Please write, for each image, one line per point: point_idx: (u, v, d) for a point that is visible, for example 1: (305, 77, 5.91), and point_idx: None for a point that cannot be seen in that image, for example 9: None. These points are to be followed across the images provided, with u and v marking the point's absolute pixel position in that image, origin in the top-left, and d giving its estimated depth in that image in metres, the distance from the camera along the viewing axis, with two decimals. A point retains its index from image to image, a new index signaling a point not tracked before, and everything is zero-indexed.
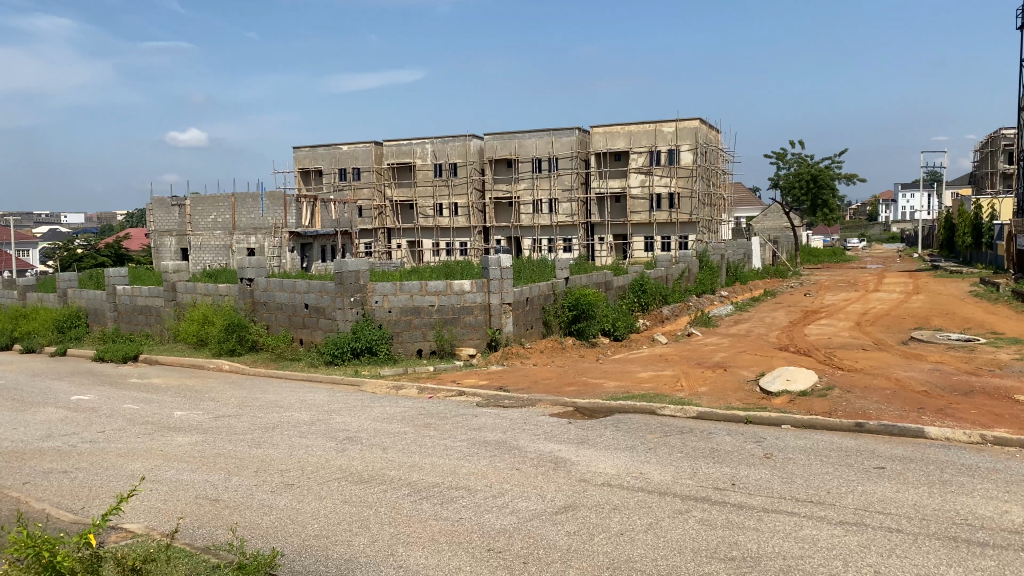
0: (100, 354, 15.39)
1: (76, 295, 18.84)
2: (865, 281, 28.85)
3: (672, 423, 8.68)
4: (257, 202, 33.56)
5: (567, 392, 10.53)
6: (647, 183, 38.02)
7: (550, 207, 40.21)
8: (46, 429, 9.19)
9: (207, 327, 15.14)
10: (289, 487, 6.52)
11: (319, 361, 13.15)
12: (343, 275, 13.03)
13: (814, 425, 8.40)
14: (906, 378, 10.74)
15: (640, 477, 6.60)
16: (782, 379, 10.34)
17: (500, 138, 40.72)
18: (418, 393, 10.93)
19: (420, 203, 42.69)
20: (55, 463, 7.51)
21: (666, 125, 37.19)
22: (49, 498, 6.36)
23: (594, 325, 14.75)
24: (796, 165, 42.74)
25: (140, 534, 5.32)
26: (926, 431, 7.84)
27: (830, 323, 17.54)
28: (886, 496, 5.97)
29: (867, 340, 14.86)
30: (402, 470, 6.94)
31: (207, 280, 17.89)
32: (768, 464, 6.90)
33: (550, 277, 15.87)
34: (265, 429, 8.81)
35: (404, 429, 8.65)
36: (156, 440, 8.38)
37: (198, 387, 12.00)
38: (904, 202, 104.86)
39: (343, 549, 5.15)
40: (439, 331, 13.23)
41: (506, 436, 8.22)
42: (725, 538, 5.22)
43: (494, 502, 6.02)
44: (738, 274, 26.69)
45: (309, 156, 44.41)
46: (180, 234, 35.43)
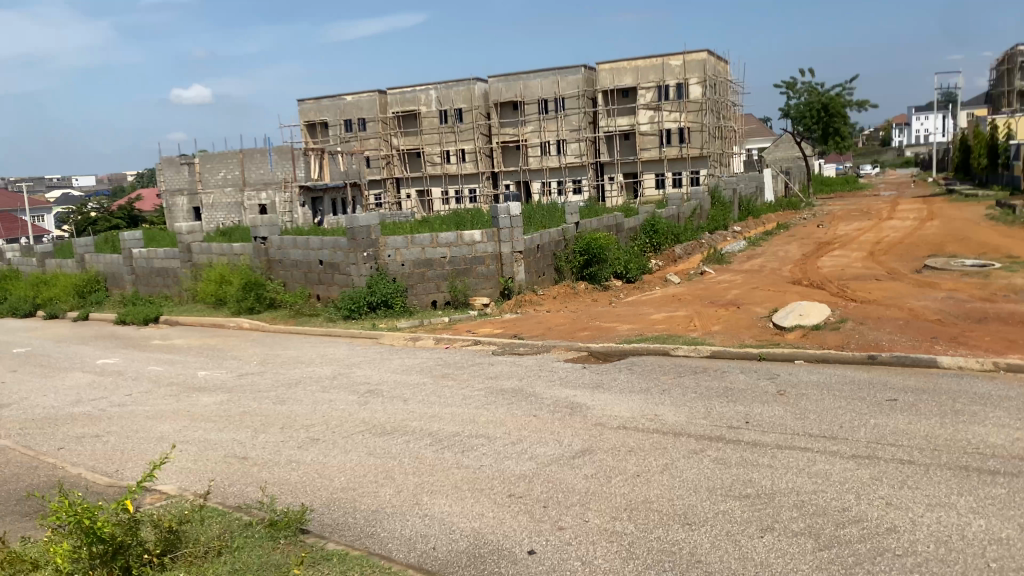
0: (121, 318, 15.65)
1: (94, 259, 19.05)
2: (879, 209, 28.60)
3: (686, 364, 8.80)
4: (265, 157, 33.50)
5: (582, 336, 10.65)
6: (656, 119, 37.54)
7: (559, 148, 39.89)
8: (75, 394, 9.44)
9: (224, 286, 15.32)
10: (315, 442, 6.71)
11: (337, 316, 13.31)
12: (354, 230, 13.10)
13: (827, 359, 8.48)
14: (920, 308, 10.77)
15: (655, 419, 6.73)
16: (795, 314, 10.40)
17: (505, 80, 40.21)
18: (435, 344, 11.10)
19: (428, 151, 42.45)
20: (87, 428, 7.75)
21: (673, 59, 36.54)
22: (84, 463, 6.59)
23: (606, 268, 14.83)
24: (807, 93, 41.99)
25: (173, 495, 5.52)
26: (939, 361, 7.90)
27: (843, 254, 17.50)
28: (898, 428, 6.07)
29: (881, 270, 14.85)
30: (422, 421, 7.12)
31: (221, 239, 18.02)
32: (782, 401, 7.01)
33: (560, 221, 15.86)
34: (287, 386, 9.01)
35: (422, 380, 8.82)
36: (182, 401, 8.61)
37: (220, 346, 12.23)
38: (919, 125, 102.99)
39: (370, 501, 5.33)
40: (453, 282, 13.33)
41: (523, 383, 8.37)
42: (739, 476, 5.35)
43: (514, 449, 6.18)
44: (751, 208, 26.53)
45: (314, 109, 44.12)
46: (191, 193, 35.53)
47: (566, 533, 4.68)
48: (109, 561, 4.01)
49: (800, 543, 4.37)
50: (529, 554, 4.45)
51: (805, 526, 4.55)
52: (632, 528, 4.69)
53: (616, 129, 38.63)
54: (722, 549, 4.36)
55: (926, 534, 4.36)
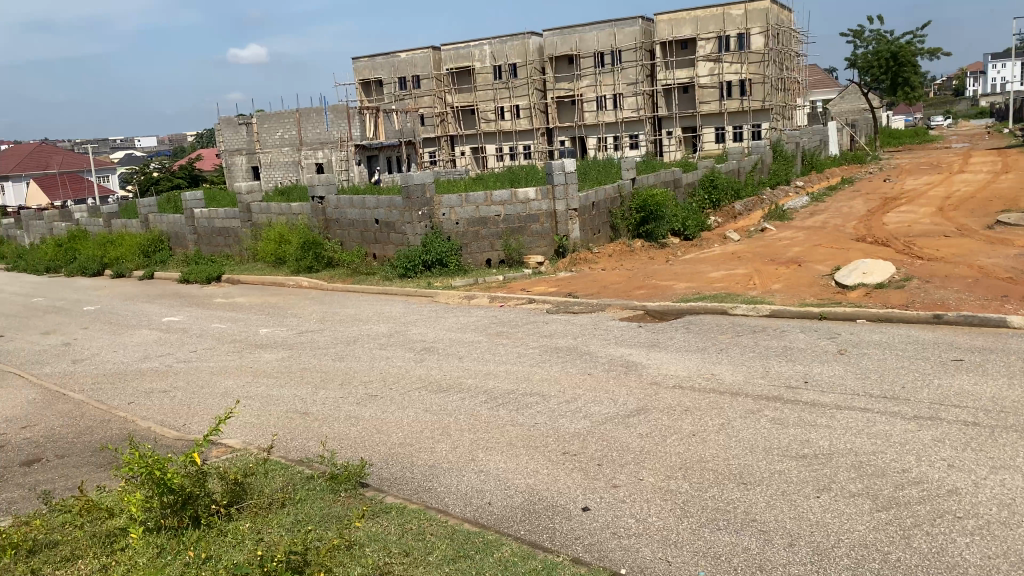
0: (185, 276, 16.08)
1: (158, 219, 19.54)
2: (949, 162, 27.53)
3: (744, 323, 8.68)
4: (321, 116, 33.76)
5: (638, 295, 10.58)
6: (716, 71, 36.58)
7: (615, 103, 39.26)
8: (144, 350, 9.80)
9: (284, 246, 15.60)
10: (373, 398, 6.84)
11: (393, 275, 13.45)
12: (409, 189, 13.16)
13: (891, 318, 8.27)
14: (990, 265, 10.39)
15: (712, 378, 6.67)
16: (858, 272, 10.14)
17: (559, 34, 39.59)
18: (490, 302, 11.16)
19: (482, 107, 42.22)
20: (155, 383, 8.04)
21: (734, 8, 35.42)
22: (153, 416, 6.85)
23: (663, 226, 14.65)
24: (874, 42, 40.35)
25: (238, 449, 5.72)
26: (1009, 321, 7.63)
27: (910, 210, 16.94)
28: (963, 389, 5.91)
29: (949, 227, 14.34)
30: (478, 379, 7.19)
31: (279, 198, 18.30)
32: (842, 361, 6.88)
33: (616, 178, 15.66)
34: (346, 343, 9.19)
35: (477, 338, 8.91)
36: (245, 357, 8.87)
37: (280, 304, 12.50)
38: (994, 73, 98.33)
39: (426, 457, 5.43)
40: (507, 241, 13.32)
41: (577, 341, 8.39)
42: (797, 436, 5.29)
43: (569, 407, 6.21)
44: (813, 162, 25.81)
45: (368, 67, 44.16)
46: (250, 153, 36.07)
47: (619, 491, 4.70)
48: (179, 510, 4.22)
49: (857, 503, 4.32)
50: (583, 511, 4.49)
51: (863, 487, 4.49)
52: (686, 487, 4.68)
53: (673, 82, 37.81)
54: (778, 508, 4.33)
55: (989, 497, 4.26)
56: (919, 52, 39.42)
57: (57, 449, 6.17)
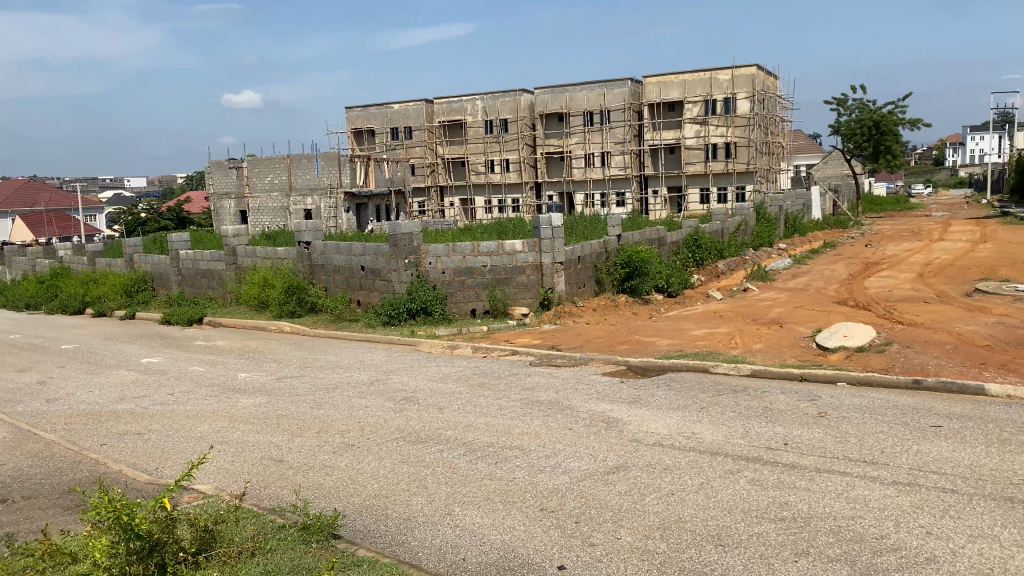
0: (167, 317, 15.97)
1: (142, 260, 19.46)
2: (929, 230, 27.99)
3: (725, 382, 8.69)
4: (312, 162, 34.01)
5: (621, 350, 10.59)
6: (702, 133, 37.25)
7: (603, 161, 39.80)
8: (120, 391, 9.66)
9: (267, 289, 15.54)
10: (350, 448, 6.76)
11: (377, 322, 13.41)
12: (396, 237, 13.21)
13: (870, 382, 8.31)
14: (969, 333, 10.50)
15: (692, 437, 6.65)
16: (839, 335, 10.21)
17: (550, 91, 40.31)
18: (473, 353, 11.13)
19: (472, 160, 42.67)
20: (129, 425, 7.91)
21: (721, 73, 36.25)
22: (125, 460, 6.72)
23: (647, 282, 14.74)
24: (857, 110, 41.30)
25: (210, 495, 5.62)
26: (987, 389, 7.69)
27: (891, 275, 17.13)
28: (942, 456, 5.92)
29: (929, 293, 14.51)
30: (458, 430, 7.12)
31: (265, 242, 18.29)
32: (822, 423, 6.88)
33: (602, 233, 15.78)
34: (326, 390, 9.11)
35: (458, 388, 8.86)
36: (223, 401, 8.76)
37: (261, 349, 12.42)
38: (974, 144, 100.48)
39: (402, 509, 5.36)
40: (492, 291, 13.35)
41: (559, 395, 8.35)
42: (776, 498, 5.26)
43: (548, 462, 6.16)
44: (797, 226, 26.14)
45: (361, 116, 44.66)
46: (239, 197, 36.18)
47: (597, 549, 4.65)
48: (145, 558, 4.07)
49: (836, 569, 4.28)
50: (559, 570, 4.42)
51: (841, 552, 4.46)
52: (664, 547, 4.64)
53: (661, 142, 38.43)
54: (755, 572, 4.29)
55: (967, 566, 4.24)
56: (901, 122, 40.35)
57: (24, 490, 6.03)
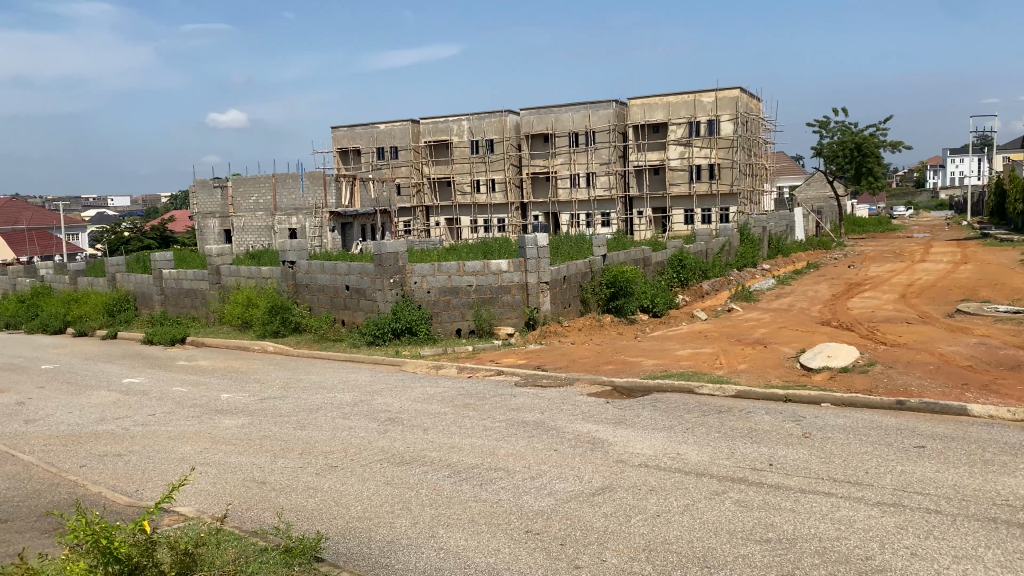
0: (149, 337, 15.84)
1: (125, 279, 19.31)
2: (911, 251, 28.27)
3: (710, 403, 8.69)
4: (297, 182, 33.96)
5: (606, 370, 10.59)
6: (686, 154, 37.55)
7: (588, 181, 40.00)
8: (100, 412, 9.54)
9: (251, 309, 15.46)
10: (333, 469, 6.70)
11: (361, 342, 13.36)
12: (382, 256, 13.18)
13: (854, 403, 8.34)
14: (951, 353, 10.58)
15: (677, 458, 6.64)
16: (822, 355, 10.27)
17: (536, 112, 40.54)
18: (458, 373, 11.10)
19: (458, 180, 42.76)
20: (109, 446, 7.81)
21: (704, 96, 36.61)
22: (105, 481, 6.63)
23: (633, 302, 14.77)
24: (839, 133, 41.79)
25: (191, 517, 5.55)
26: (969, 409, 7.74)
27: (874, 296, 17.26)
28: (926, 476, 5.94)
29: (912, 314, 14.62)
30: (442, 452, 7.08)
31: (249, 261, 18.21)
32: (806, 444, 6.89)
33: (587, 253, 15.83)
34: (309, 410, 9.04)
35: (443, 409, 8.81)
36: (205, 422, 8.67)
37: (244, 369, 12.31)
38: (953, 167, 101.87)
39: (385, 531, 5.31)
40: (478, 311, 13.33)
41: (544, 416, 8.32)
42: (761, 519, 5.25)
43: (533, 483, 6.13)
44: (780, 247, 26.32)
45: (347, 136, 44.71)
46: (223, 216, 36.04)
47: (582, 572, 4.62)
48: None
49: None
50: None
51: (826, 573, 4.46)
52: (649, 569, 4.62)
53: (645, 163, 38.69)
54: None
55: None
56: (882, 144, 40.84)
57: (1, 513, 5.93)
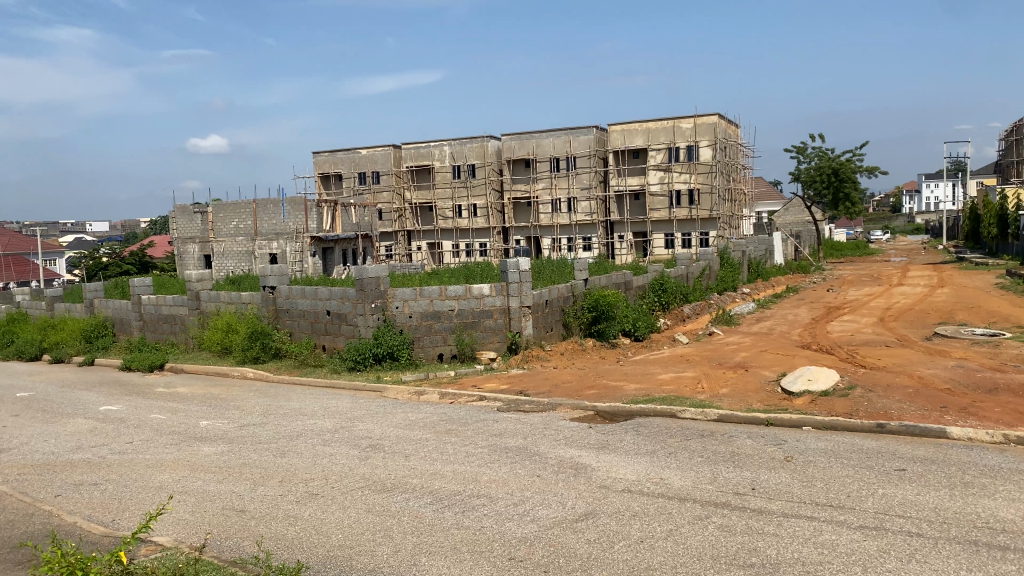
0: (127, 363, 15.66)
1: (103, 305, 19.12)
2: (888, 275, 28.59)
3: (692, 427, 8.70)
4: (278, 207, 33.88)
5: (588, 395, 10.57)
6: (666, 179, 37.88)
7: (570, 206, 40.21)
8: (76, 440, 9.38)
9: (231, 335, 15.34)
10: (314, 497, 6.62)
11: (342, 367, 13.27)
12: (363, 281, 13.14)
13: (835, 426, 8.38)
14: (930, 376, 10.67)
15: (660, 483, 6.63)
16: (803, 379, 10.32)
17: (517, 138, 40.79)
18: (440, 399, 11.03)
19: (439, 205, 42.83)
20: (85, 475, 7.68)
21: (684, 121, 37.01)
22: (80, 511, 6.52)
23: (615, 326, 14.81)
24: (817, 158, 42.35)
25: (168, 547, 5.46)
26: (949, 432, 7.80)
27: (853, 320, 17.41)
28: (907, 500, 5.96)
29: (890, 337, 14.77)
30: (424, 478, 7.02)
31: (229, 287, 18.11)
32: (789, 468, 6.90)
33: (569, 277, 15.89)
34: (289, 437, 8.94)
35: (425, 435, 8.75)
36: (183, 450, 8.55)
37: (223, 395, 12.18)
38: (929, 192, 103.26)
39: (367, 560, 5.25)
40: (460, 335, 13.30)
41: (527, 441, 8.29)
42: (744, 544, 5.25)
43: (516, 510, 6.09)
44: (760, 271, 26.52)
45: (328, 161, 44.73)
46: (203, 241, 35.84)
47: None
48: None
49: None
50: None
51: None
52: None
53: (626, 188, 38.99)
54: None
55: None
56: (858, 169, 41.43)
57: None
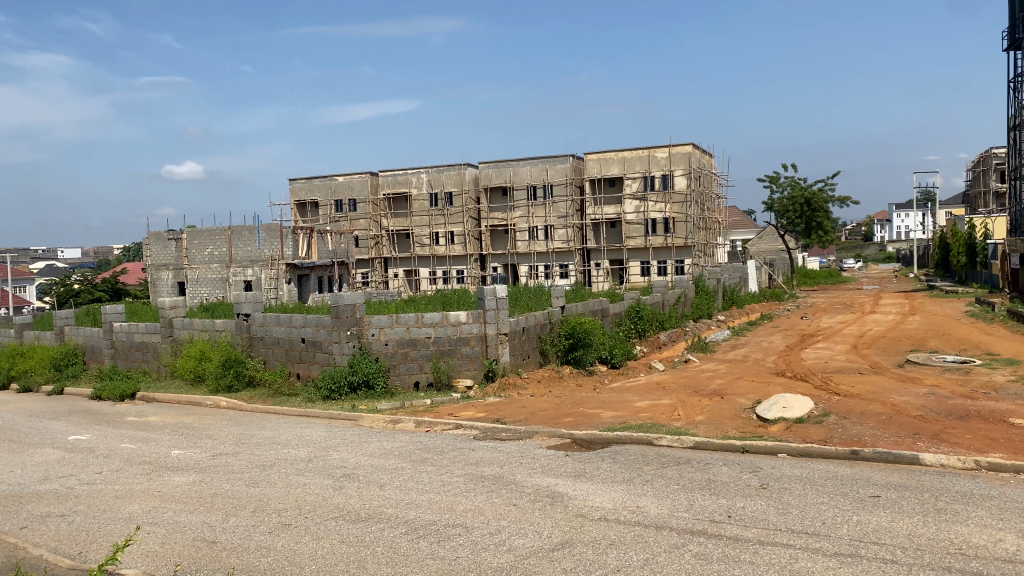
0: (97, 393, 15.40)
1: (73, 332, 18.83)
2: (861, 303, 28.95)
3: (669, 454, 8.71)
4: (254, 234, 33.67)
5: (565, 423, 10.53)
6: (642, 208, 38.21)
7: (546, 234, 40.38)
8: (43, 471, 9.19)
9: (205, 363, 15.15)
10: (287, 528, 6.53)
11: (317, 396, 13.14)
12: (339, 308, 13.08)
13: (809, 453, 8.42)
14: (902, 403, 10.77)
15: (637, 511, 6.61)
16: (778, 406, 10.36)
17: (494, 166, 40.97)
18: (415, 427, 10.95)
19: (416, 232, 42.83)
20: (51, 507, 7.52)
21: (659, 151, 37.45)
22: (46, 543, 6.38)
23: (591, 353, 14.85)
24: (789, 188, 42.97)
25: None
26: (921, 458, 7.87)
27: (826, 347, 17.59)
28: (881, 526, 6.00)
29: (863, 364, 14.92)
30: (399, 508, 6.95)
31: (203, 314, 17.94)
32: (765, 495, 6.92)
33: (546, 304, 15.93)
34: (262, 467, 8.82)
35: (400, 464, 8.68)
36: (154, 480, 8.41)
37: (196, 425, 11.99)
38: (900, 222, 104.73)
39: None
40: (436, 363, 13.25)
41: (503, 470, 8.25)
42: (720, 572, 5.24)
43: (493, 539, 6.04)
44: (735, 298, 26.73)
45: (305, 188, 44.65)
46: (178, 268, 35.48)
47: None
48: None
49: None
50: None
51: None
52: None
53: (602, 217, 39.26)
54: None
55: None
56: (831, 199, 42.07)
57: None
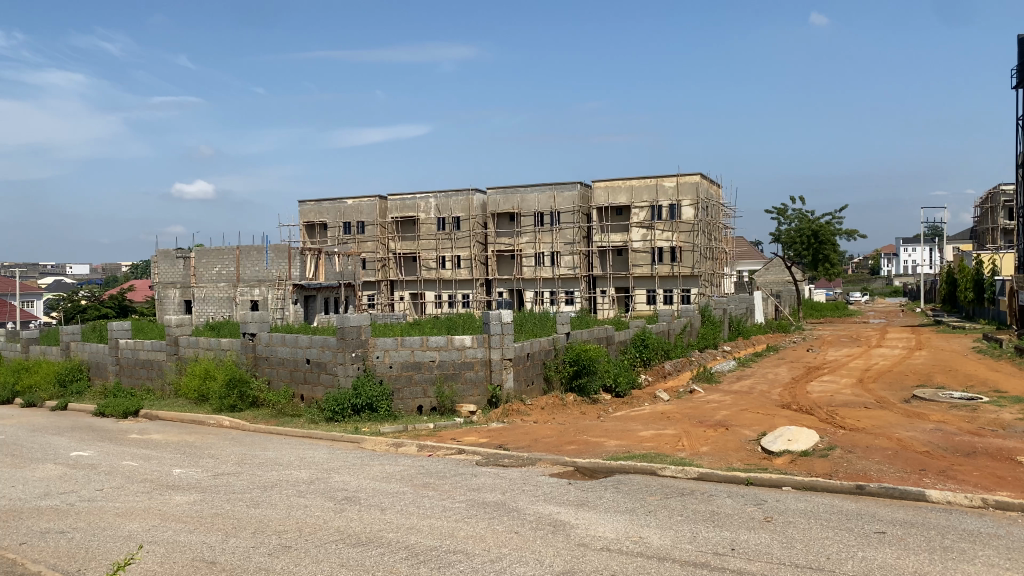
0: (100, 409, 15.37)
1: (79, 348, 18.84)
2: (866, 336, 28.82)
3: (673, 485, 8.65)
4: (262, 254, 33.71)
5: (568, 451, 10.47)
6: (648, 237, 38.25)
7: (553, 260, 40.38)
8: (44, 486, 9.17)
9: (208, 381, 15.16)
10: (287, 550, 6.49)
11: (320, 418, 13.12)
12: (344, 330, 13.09)
13: (815, 486, 8.35)
14: (908, 438, 10.68)
15: (639, 542, 6.56)
16: (783, 439, 10.28)
17: (503, 193, 41.32)
18: (418, 451, 10.92)
19: (423, 256, 42.94)
20: (53, 522, 7.50)
21: (667, 181, 37.61)
22: (45, 560, 6.35)
23: (595, 380, 14.79)
24: (797, 220, 43.08)
25: None
26: (928, 494, 7.80)
27: (832, 380, 17.50)
28: (886, 563, 5.93)
29: (870, 398, 14.82)
30: (399, 533, 6.91)
31: (209, 333, 17.99)
32: (768, 529, 6.86)
33: (551, 331, 15.94)
34: (264, 488, 8.79)
35: (403, 489, 8.63)
36: (154, 498, 8.40)
37: (198, 443, 11.98)
38: (906, 256, 104.26)
39: None
40: (440, 387, 13.22)
41: (505, 497, 8.18)
42: None
43: (493, 566, 6.00)
44: (740, 328, 26.64)
45: (313, 211, 44.98)
46: (185, 286, 35.49)
47: None
48: None
49: None
50: None
51: None
52: None
53: (608, 244, 39.21)
54: None
55: None
56: (838, 232, 42.15)
57: None
